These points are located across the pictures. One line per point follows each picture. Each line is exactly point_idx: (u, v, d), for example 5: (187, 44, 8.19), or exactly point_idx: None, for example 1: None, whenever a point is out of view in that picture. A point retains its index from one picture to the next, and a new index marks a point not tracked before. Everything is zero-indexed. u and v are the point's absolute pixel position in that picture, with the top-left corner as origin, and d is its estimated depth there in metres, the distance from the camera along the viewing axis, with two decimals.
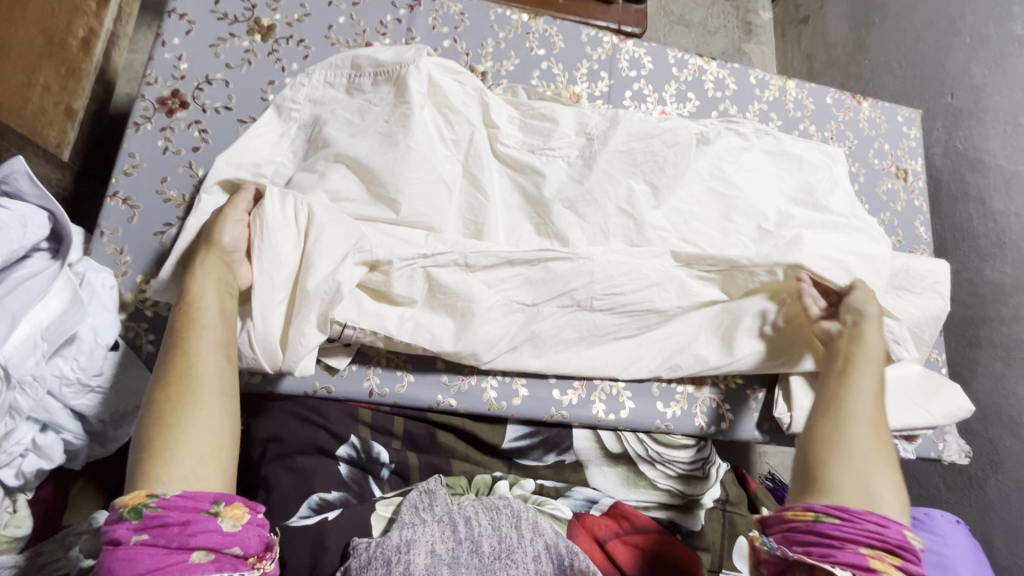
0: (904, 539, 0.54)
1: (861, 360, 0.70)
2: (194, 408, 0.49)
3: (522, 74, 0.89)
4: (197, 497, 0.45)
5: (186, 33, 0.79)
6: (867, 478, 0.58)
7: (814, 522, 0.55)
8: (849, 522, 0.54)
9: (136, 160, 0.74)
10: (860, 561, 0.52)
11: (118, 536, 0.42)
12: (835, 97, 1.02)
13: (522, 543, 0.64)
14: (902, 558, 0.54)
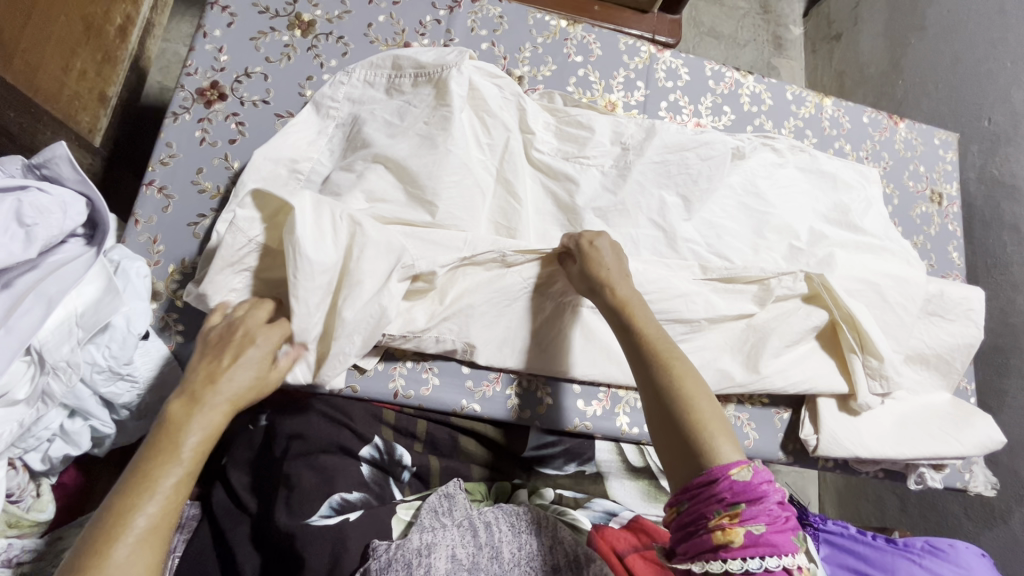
0: (731, 482, 0.47)
1: (626, 298, 0.62)
2: (129, 542, 0.43)
3: (558, 80, 0.89)
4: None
5: (228, 25, 0.79)
6: (704, 439, 0.50)
7: (678, 516, 0.50)
8: (693, 502, 0.48)
9: (172, 150, 0.74)
10: (708, 541, 0.47)
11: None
12: (872, 116, 1.01)
13: (542, 551, 0.63)
14: (747, 510, 0.47)
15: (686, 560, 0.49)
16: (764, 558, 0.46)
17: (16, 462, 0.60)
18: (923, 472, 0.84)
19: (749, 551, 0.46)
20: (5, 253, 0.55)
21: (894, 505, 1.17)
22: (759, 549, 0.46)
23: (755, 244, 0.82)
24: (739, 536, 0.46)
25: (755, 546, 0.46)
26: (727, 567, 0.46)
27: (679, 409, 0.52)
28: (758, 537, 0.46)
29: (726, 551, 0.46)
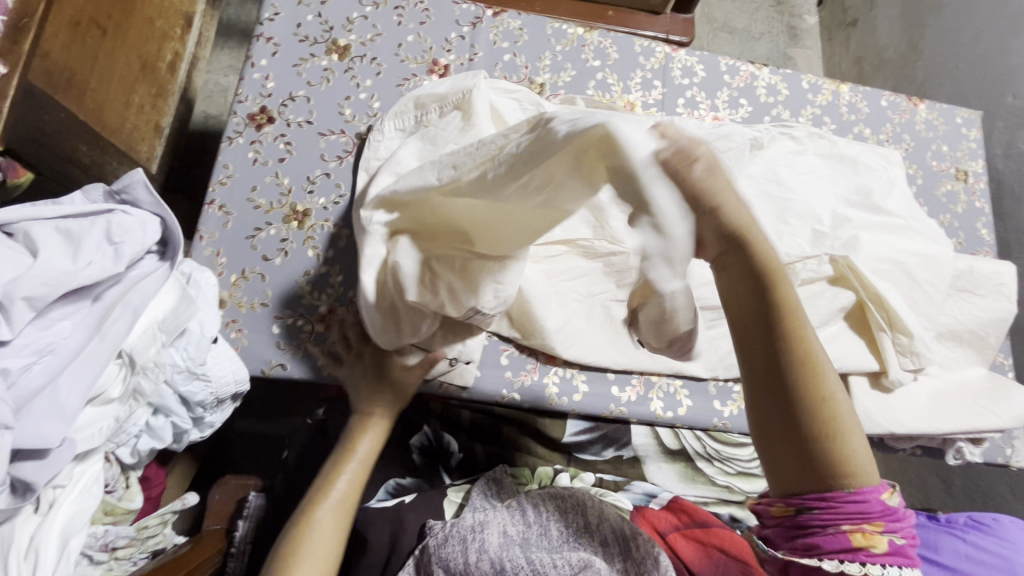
0: (882, 503, 0.46)
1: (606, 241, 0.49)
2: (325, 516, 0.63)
3: (578, 84, 0.93)
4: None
5: (272, 55, 0.86)
6: (841, 439, 0.46)
7: (798, 517, 0.47)
8: (827, 510, 0.46)
9: (230, 171, 0.81)
10: (846, 545, 0.46)
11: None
12: (890, 99, 1.02)
13: (589, 529, 0.66)
14: (888, 524, 0.46)
15: (804, 559, 0.47)
16: (901, 567, 0.46)
17: (111, 457, 0.67)
18: (961, 446, 0.84)
19: (886, 560, 0.46)
20: (100, 269, 0.61)
21: (938, 487, 1.16)
22: (897, 558, 0.46)
23: (779, 229, 0.84)
24: (880, 544, 0.46)
25: (892, 558, 0.46)
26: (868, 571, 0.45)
27: (822, 424, 0.45)
28: (893, 550, 0.46)
29: (865, 556, 0.45)
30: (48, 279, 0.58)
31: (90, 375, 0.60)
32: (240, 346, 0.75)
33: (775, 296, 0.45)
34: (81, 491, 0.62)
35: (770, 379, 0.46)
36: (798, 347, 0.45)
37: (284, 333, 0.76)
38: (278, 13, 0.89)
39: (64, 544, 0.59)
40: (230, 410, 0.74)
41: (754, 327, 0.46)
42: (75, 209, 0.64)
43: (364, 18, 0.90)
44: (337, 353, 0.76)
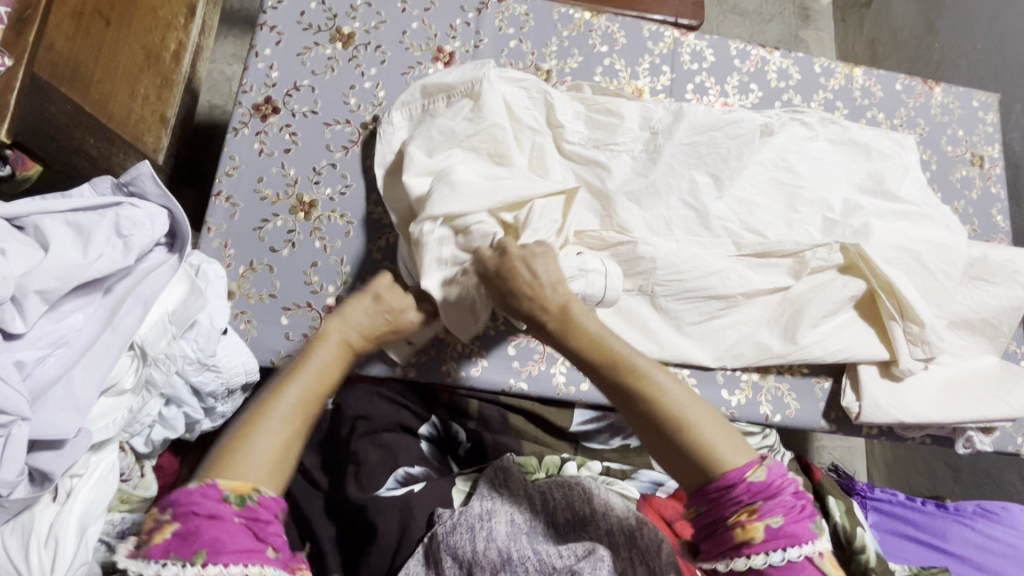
0: (748, 484, 0.48)
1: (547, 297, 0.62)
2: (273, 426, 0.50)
3: (585, 71, 0.92)
4: (280, 503, 0.47)
5: (276, 44, 0.86)
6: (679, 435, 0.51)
7: (698, 517, 0.50)
8: (712, 505, 0.49)
9: (236, 162, 0.81)
10: (729, 541, 0.48)
11: (219, 513, 0.44)
12: (905, 83, 1.00)
13: (595, 517, 0.66)
14: (763, 506, 0.47)
15: (709, 558, 0.50)
16: (786, 550, 0.46)
17: (125, 446, 0.68)
18: (971, 436, 0.84)
19: (768, 546, 0.47)
20: (109, 262, 0.62)
21: (946, 474, 1.16)
22: (779, 542, 0.47)
23: (789, 217, 0.83)
24: (760, 531, 0.47)
25: (777, 541, 0.47)
26: (752, 563, 0.47)
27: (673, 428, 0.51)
28: (777, 531, 0.47)
29: (749, 548, 0.47)
30: (60, 273, 0.59)
31: (102, 368, 0.61)
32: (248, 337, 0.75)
33: (574, 345, 0.58)
34: (97, 481, 0.63)
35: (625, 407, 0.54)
36: (628, 371, 0.55)
37: (293, 324, 0.76)
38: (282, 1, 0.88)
39: (82, 532, 0.60)
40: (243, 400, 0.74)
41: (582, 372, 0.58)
42: (84, 202, 0.64)
43: (367, 5, 0.89)
44: None
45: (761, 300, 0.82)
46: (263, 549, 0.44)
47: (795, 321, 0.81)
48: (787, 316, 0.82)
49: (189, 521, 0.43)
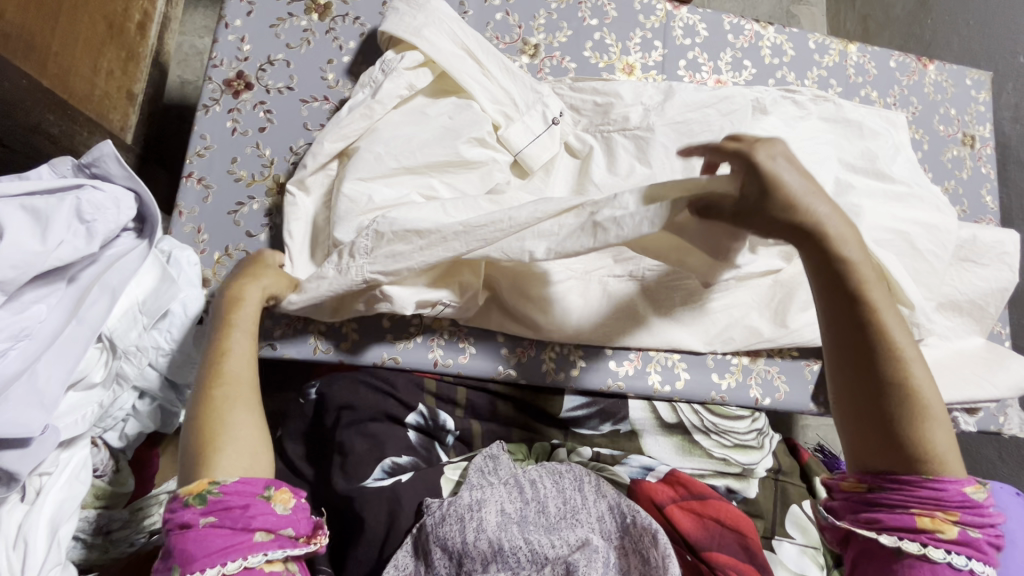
0: (960, 495, 0.48)
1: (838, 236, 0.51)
2: (240, 408, 0.51)
3: (574, 46, 0.88)
4: (252, 484, 0.46)
5: (247, 14, 0.80)
6: (925, 425, 0.49)
7: (865, 492, 0.50)
8: (897, 489, 0.49)
9: (207, 142, 0.76)
10: (909, 525, 0.48)
11: (186, 520, 0.44)
12: (899, 60, 0.98)
13: (585, 504, 0.69)
14: (964, 515, 0.48)
15: (863, 528, 0.50)
16: (970, 558, 0.47)
17: (98, 441, 0.65)
18: (956, 416, 0.84)
19: (954, 548, 0.47)
20: (72, 249, 0.58)
21: None
22: (966, 548, 0.47)
23: None
24: (951, 531, 0.47)
25: (963, 549, 0.47)
26: (928, 553, 0.47)
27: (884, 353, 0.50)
28: (965, 541, 0.47)
29: (929, 538, 0.47)
30: (16, 261, 0.54)
31: (70, 361, 0.58)
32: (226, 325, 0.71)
33: (829, 264, 0.51)
34: (69, 478, 0.60)
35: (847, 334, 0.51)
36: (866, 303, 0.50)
37: (272, 313, 0.74)
38: None
39: (54, 532, 0.58)
40: None
41: (840, 337, 0.51)
42: (41, 185, 0.59)
43: None
44: (328, 331, 0.74)
45: (752, 282, 0.81)
46: (246, 538, 0.44)
47: (786, 304, 0.80)
48: (776, 298, 0.81)
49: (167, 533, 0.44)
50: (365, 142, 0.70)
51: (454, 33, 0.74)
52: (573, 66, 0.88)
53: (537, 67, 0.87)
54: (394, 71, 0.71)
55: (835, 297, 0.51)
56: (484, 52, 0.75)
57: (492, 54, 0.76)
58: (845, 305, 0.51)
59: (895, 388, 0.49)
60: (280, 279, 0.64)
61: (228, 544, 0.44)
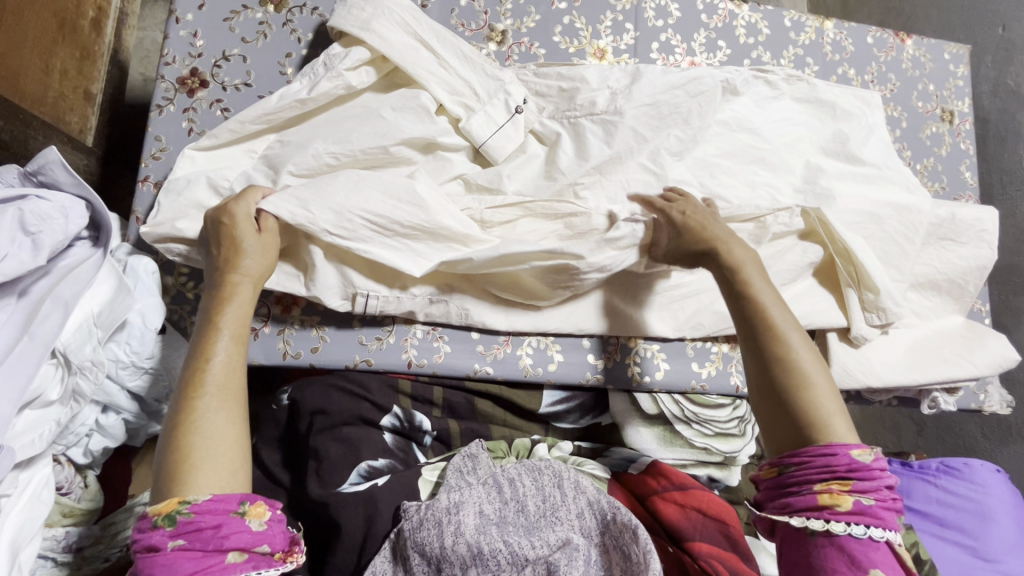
0: (851, 460, 0.51)
1: (736, 254, 0.65)
2: (208, 407, 0.50)
3: (543, 31, 0.85)
4: (226, 501, 0.47)
5: (199, 7, 0.77)
6: (814, 397, 0.54)
7: (778, 477, 0.54)
8: (800, 466, 0.52)
9: (163, 144, 0.73)
10: (813, 503, 0.51)
11: (154, 543, 0.45)
12: (876, 36, 0.96)
13: (565, 502, 0.68)
14: (857, 482, 0.51)
15: (776, 513, 0.53)
16: (868, 527, 0.49)
17: (61, 458, 0.63)
18: (936, 396, 0.84)
19: (853, 518, 0.50)
20: (16, 262, 0.56)
21: (912, 430, 1.18)
22: (866, 518, 0.50)
23: (752, 181, 0.82)
24: (848, 502, 0.50)
25: (859, 517, 0.50)
26: (831, 527, 0.50)
27: (776, 351, 0.57)
28: (861, 509, 0.50)
29: (831, 513, 0.50)
30: None
31: (22, 378, 0.56)
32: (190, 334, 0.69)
33: (737, 288, 0.63)
34: (30, 498, 0.59)
35: (745, 333, 0.60)
36: (762, 307, 0.60)
37: None
38: None
39: (15, 555, 0.56)
40: None
41: (740, 328, 0.61)
42: None
43: None
44: (297, 336, 0.73)
45: None
46: (219, 559, 0.45)
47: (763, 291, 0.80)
48: None
49: (137, 554, 0.45)
50: (324, 146, 0.69)
51: (406, 22, 0.72)
52: (542, 52, 0.85)
53: (505, 54, 0.84)
54: (336, 69, 0.70)
55: (736, 299, 0.62)
56: (438, 40, 0.74)
57: (447, 40, 0.74)
58: (741, 302, 0.62)
59: (788, 365, 0.56)
60: (264, 258, 0.62)
61: (200, 567, 0.45)
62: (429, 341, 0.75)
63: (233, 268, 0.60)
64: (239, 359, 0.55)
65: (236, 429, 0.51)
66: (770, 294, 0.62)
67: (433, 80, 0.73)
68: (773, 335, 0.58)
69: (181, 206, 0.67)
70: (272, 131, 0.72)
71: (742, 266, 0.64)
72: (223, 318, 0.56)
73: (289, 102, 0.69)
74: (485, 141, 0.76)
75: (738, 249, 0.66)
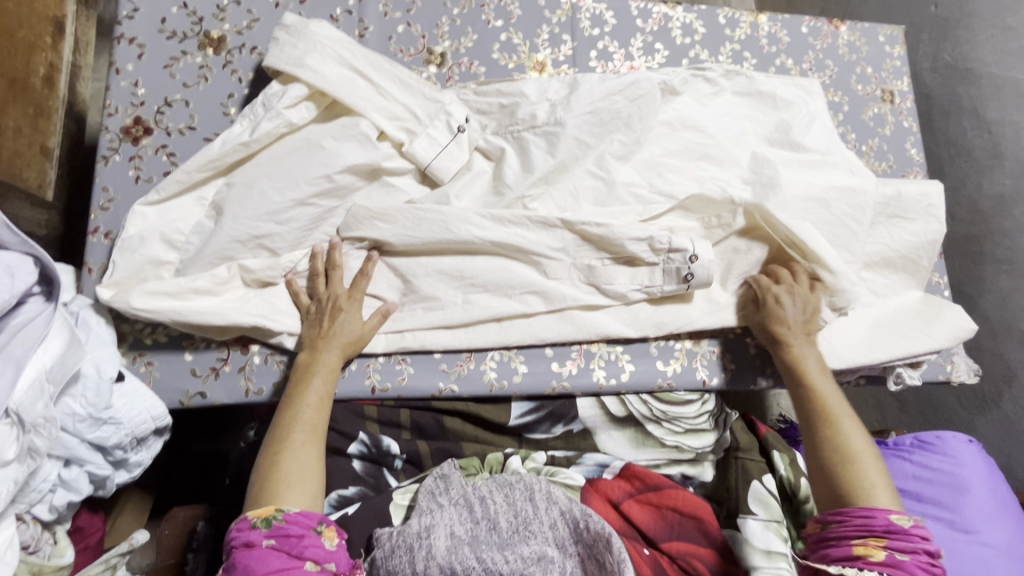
0: (888, 523, 0.62)
1: (800, 352, 0.77)
2: (293, 450, 0.62)
3: (481, 49, 0.87)
4: (309, 518, 0.58)
5: (139, 57, 0.78)
6: (857, 473, 0.67)
7: (821, 532, 0.66)
8: (840, 523, 0.64)
9: (110, 194, 0.74)
10: (848, 553, 0.61)
11: (252, 540, 0.55)
12: (811, 25, 0.98)
13: (537, 514, 0.68)
14: (892, 540, 0.61)
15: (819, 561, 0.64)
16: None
17: (26, 517, 0.63)
18: (900, 371, 0.84)
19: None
20: None
21: (893, 406, 1.19)
22: (898, 571, 0.59)
23: (699, 177, 0.84)
24: (879, 555, 0.60)
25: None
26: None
27: (834, 452, 0.69)
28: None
29: (863, 561, 0.60)
30: None
31: None
32: (152, 380, 0.71)
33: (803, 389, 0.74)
34: None
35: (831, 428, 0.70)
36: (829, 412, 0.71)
37: (198, 360, 0.72)
38: (138, 8, 0.79)
39: None
40: (154, 448, 0.71)
41: (803, 422, 0.73)
42: None
43: (236, 3, 0.81)
44: (257, 372, 0.73)
45: None
46: (299, 563, 0.55)
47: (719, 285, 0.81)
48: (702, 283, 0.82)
49: (234, 550, 0.55)
50: (269, 184, 0.70)
51: (340, 55, 0.73)
52: (482, 70, 0.87)
53: (445, 75, 0.85)
54: (274, 108, 0.71)
55: (797, 395, 0.75)
56: (374, 70, 0.76)
57: (383, 69, 0.76)
58: (802, 393, 0.74)
59: (836, 448, 0.69)
60: (355, 326, 0.71)
61: (289, 565, 0.54)
62: (391, 364, 0.76)
63: (323, 342, 0.69)
64: (324, 406, 0.67)
65: (314, 465, 0.63)
66: (835, 394, 0.73)
67: (372, 109, 0.74)
68: (826, 422, 0.71)
69: (137, 264, 0.68)
70: (220, 177, 0.72)
71: (805, 363, 0.76)
72: (307, 387, 0.67)
73: (232, 146, 0.69)
74: (430, 163, 0.77)
75: (807, 347, 0.77)
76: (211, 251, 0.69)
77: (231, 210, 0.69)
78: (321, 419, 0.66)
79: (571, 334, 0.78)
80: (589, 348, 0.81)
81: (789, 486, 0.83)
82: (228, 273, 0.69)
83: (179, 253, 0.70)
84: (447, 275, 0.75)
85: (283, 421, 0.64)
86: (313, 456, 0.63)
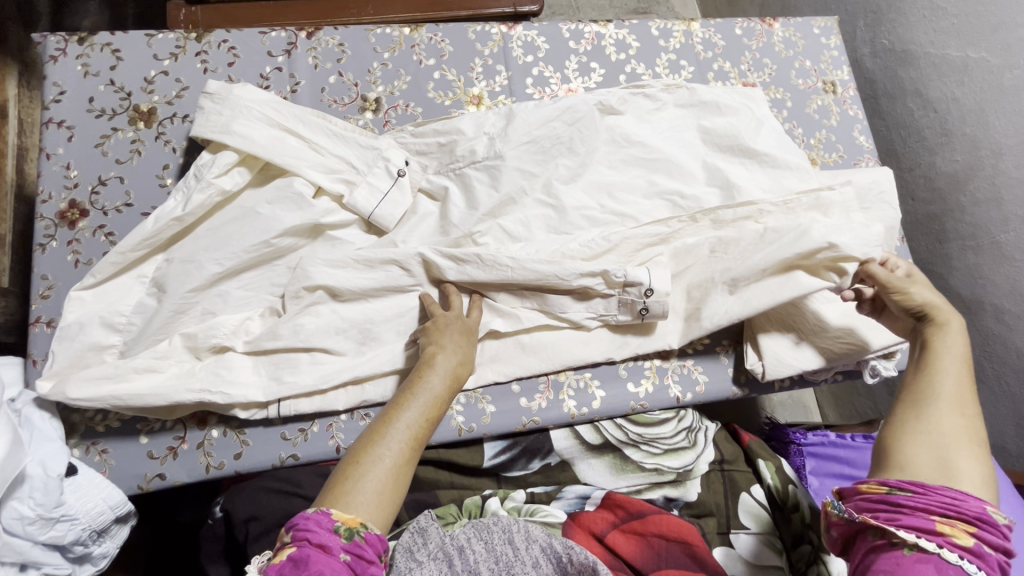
0: (978, 509, 0.49)
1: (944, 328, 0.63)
2: (386, 450, 0.55)
3: (415, 90, 0.87)
4: (382, 541, 0.50)
5: (68, 140, 0.77)
6: (947, 451, 0.54)
7: (889, 495, 0.52)
8: (919, 493, 0.51)
9: (50, 281, 0.73)
10: (928, 527, 0.49)
11: (326, 545, 0.47)
12: (744, 26, 0.99)
13: (517, 556, 0.65)
14: (981, 527, 0.49)
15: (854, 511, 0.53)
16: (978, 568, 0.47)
17: None
18: (875, 364, 0.80)
19: (968, 555, 0.47)
20: None
21: (884, 393, 1.12)
22: (977, 560, 0.47)
23: (646, 191, 0.83)
24: (966, 538, 0.48)
25: (976, 560, 0.47)
26: (942, 553, 0.47)
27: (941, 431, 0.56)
28: (981, 554, 0.48)
29: (945, 541, 0.48)
30: None
31: None
32: (107, 469, 0.69)
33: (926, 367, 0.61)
34: None
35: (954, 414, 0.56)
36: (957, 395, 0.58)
37: (154, 441, 0.70)
38: (64, 91, 0.79)
39: None
40: (119, 538, 0.69)
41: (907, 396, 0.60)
42: None
43: (164, 74, 0.81)
44: (216, 446, 0.71)
45: None
46: None
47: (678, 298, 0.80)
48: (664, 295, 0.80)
49: (305, 545, 0.47)
50: (208, 256, 0.69)
51: (268, 116, 0.73)
52: (419, 111, 0.86)
53: (382, 120, 0.85)
54: (205, 179, 0.70)
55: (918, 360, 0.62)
56: (303, 126, 0.75)
57: (313, 124, 0.76)
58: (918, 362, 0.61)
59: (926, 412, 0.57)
60: (461, 354, 0.67)
61: None
62: (355, 422, 0.74)
63: (437, 359, 0.65)
64: (425, 420, 0.59)
65: (403, 475, 0.54)
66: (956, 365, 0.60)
67: (306, 166, 0.74)
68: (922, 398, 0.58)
69: (78, 351, 0.66)
70: (158, 253, 0.71)
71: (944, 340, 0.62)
72: (426, 386, 0.62)
73: (166, 222, 0.68)
74: (372, 212, 0.76)
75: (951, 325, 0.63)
76: (155, 329, 0.68)
77: (172, 287, 0.68)
78: (421, 434, 0.59)
79: (534, 367, 0.77)
80: (555, 378, 0.79)
81: (777, 495, 0.82)
82: (173, 351, 0.68)
83: (122, 335, 0.68)
84: (400, 324, 0.74)
85: (395, 415, 0.59)
86: (407, 464, 0.55)
